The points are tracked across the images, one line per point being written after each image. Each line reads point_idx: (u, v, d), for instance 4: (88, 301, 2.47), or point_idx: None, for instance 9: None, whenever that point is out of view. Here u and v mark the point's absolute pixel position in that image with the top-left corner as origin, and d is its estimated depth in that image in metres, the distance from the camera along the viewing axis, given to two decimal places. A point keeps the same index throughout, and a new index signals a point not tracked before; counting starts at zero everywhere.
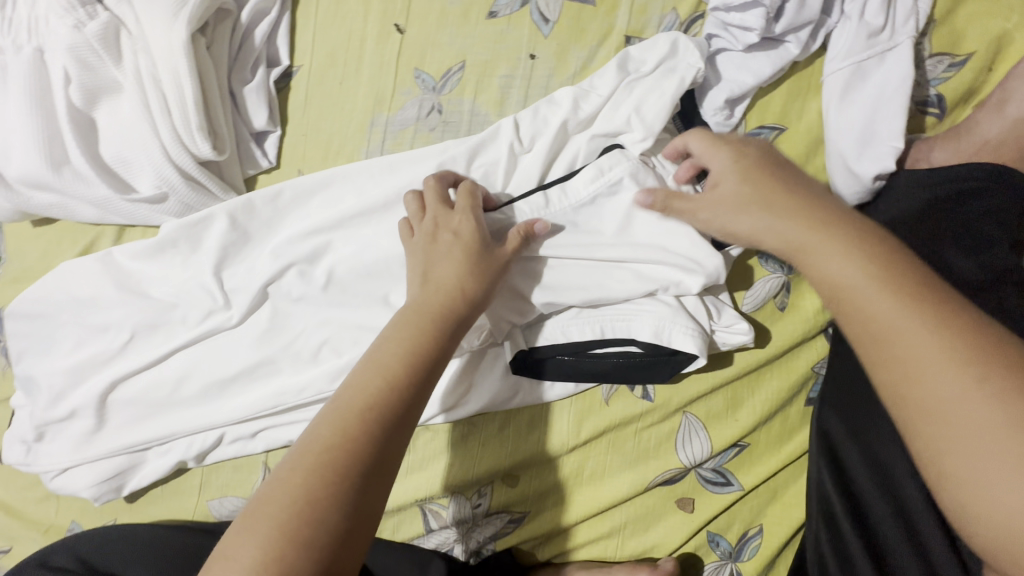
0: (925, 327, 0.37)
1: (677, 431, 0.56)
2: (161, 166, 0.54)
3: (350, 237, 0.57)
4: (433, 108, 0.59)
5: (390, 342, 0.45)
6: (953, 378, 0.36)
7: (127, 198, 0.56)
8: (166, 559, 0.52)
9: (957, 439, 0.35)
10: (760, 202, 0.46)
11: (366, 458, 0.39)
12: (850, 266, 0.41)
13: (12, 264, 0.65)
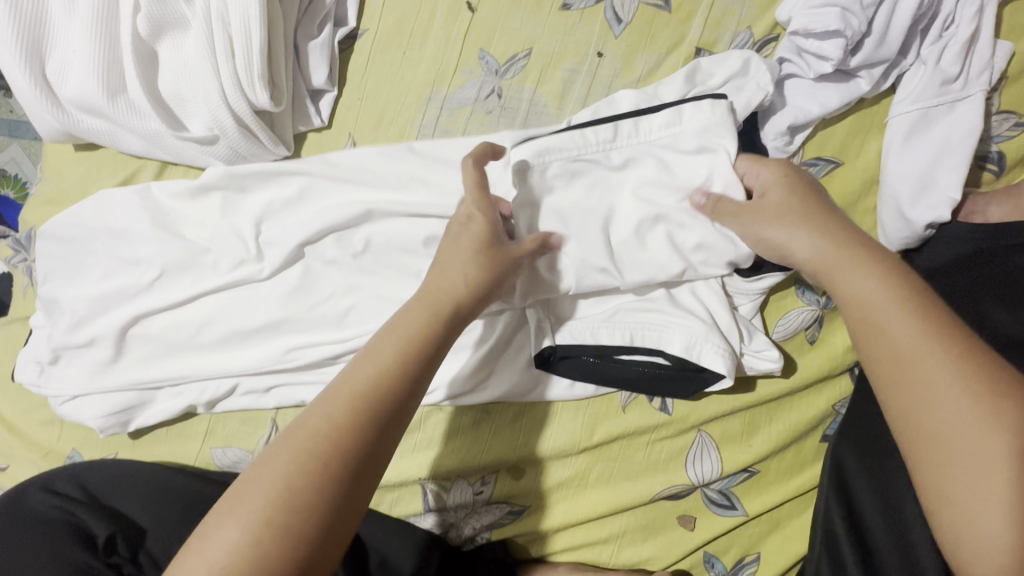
0: (936, 357, 0.38)
1: (689, 448, 0.55)
2: (217, 108, 0.54)
3: (391, 207, 0.57)
4: (494, 91, 0.58)
5: (395, 323, 0.44)
6: (963, 417, 0.36)
7: (178, 135, 0.55)
8: (168, 501, 0.53)
9: (969, 470, 0.36)
10: (802, 214, 0.45)
11: (351, 462, 0.38)
12: (872, 288, 0.41)
13: (48, 186, 0.64)
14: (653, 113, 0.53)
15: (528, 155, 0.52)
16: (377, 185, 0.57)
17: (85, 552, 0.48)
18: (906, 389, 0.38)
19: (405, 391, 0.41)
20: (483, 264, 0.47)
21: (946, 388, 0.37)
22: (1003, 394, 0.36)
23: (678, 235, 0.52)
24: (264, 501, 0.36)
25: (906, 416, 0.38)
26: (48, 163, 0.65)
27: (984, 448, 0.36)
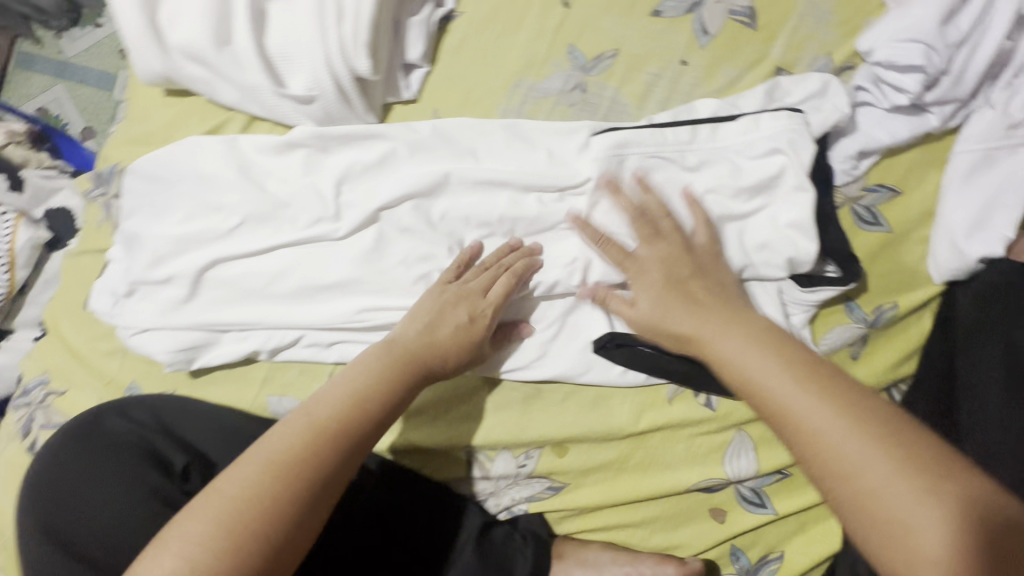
0: (812, 396, 0.43)
1: (727, 445, 0.58)
2: (319, 70, 0.55)
3: (470, 186, 0.60)
4: (578, 85, 0.61)
5: (354, 365, 0.53)
6: (868, 458, 0.40)
7: (278, 92, 0.57)
8: (234, 445, 0.58)
9: (882, 512, 0.39)
10: (685, 299, 0.53)
11: (318, 477, 0.46)
12: (743, 348, 0.48)
13: (134, 126, 0.66)
14: (731, 120, 0.57)
15: (607, 148, 0.58)
16: (454, 167, 0.60)
17: (165, 476, 0.54)
18: (813, 447, 0.42)
19: (373, 418, 0.50)
20: (442, 324, 0.55)
21: (841, 435, 0.41)
22: (868, 415, 0.42)
23: (743, 237, 0.57)
24: (227, 513, 0.43)
25: (822, 473, 0.42)
26: (136, 105, 0.67)
27: (896, 489, 0.39)
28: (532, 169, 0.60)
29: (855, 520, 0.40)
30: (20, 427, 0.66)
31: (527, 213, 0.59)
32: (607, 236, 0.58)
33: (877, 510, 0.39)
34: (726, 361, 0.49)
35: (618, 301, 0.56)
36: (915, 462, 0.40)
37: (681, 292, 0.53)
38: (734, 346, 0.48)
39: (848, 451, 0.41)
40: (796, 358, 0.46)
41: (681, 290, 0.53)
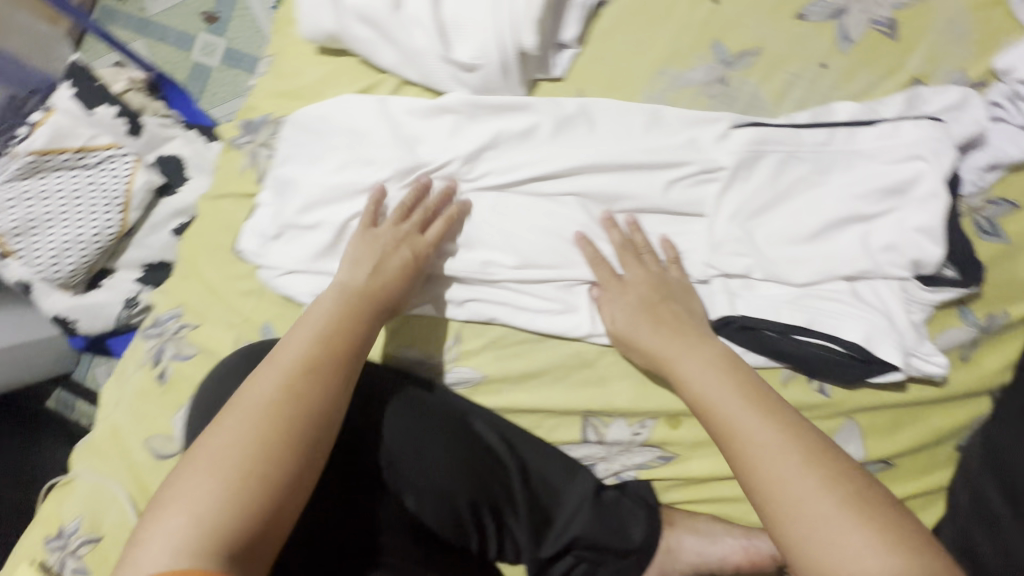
0: (758, 415, 0.48)
1: (837, 431, 0.61)
2: (488, 40, 0.58)
3: (609, 164, 0.63)
4: (721, 78, 0.64)
5: (318, 308, 0.54)
6: (797, 468, 0.44)
7: (444, 57, 0.60)
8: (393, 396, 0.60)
9: (819, 517, 0.42)
10: (650, 311, 0.58)
11: (298, 431, 0.47)
12: (710, 375, 0.52)
13: (285, 81, 0.70)
14: (871, 125, 0.59)
15: (748, 144, 0.60)
16: (595, 149, 0.64)
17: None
18: (757, 476, 0.45)
19: (343, 361, 0.52)
20: (356, 278, 0.57)
21: (781, 463, 0.45)
22: (799, 434, 0.46)
23: (868, 237, 0.58)
24: (219, 465, 0.44)
25: (765, 504, 0.44)
26: (286, 61, 0.70)
27: (832, 521, 0.42)
28: (671, 151, 0.62)
29: (785, 525, 0.43)
30: (151, 357, 0.69)
31: (662, 196, 0.62)
32: (745, 224, 0.60)
33: (811, 515, 0.42)
34: (695, 383, 0.52)
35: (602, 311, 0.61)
36: (847, 485, 0.43)
37: (653, 313, 0.58)
38: (705, 373, 0.52)
39: (784, 461, 0.45)
40: (754, 390, 0.50)
41: (657, 310, 0.58)
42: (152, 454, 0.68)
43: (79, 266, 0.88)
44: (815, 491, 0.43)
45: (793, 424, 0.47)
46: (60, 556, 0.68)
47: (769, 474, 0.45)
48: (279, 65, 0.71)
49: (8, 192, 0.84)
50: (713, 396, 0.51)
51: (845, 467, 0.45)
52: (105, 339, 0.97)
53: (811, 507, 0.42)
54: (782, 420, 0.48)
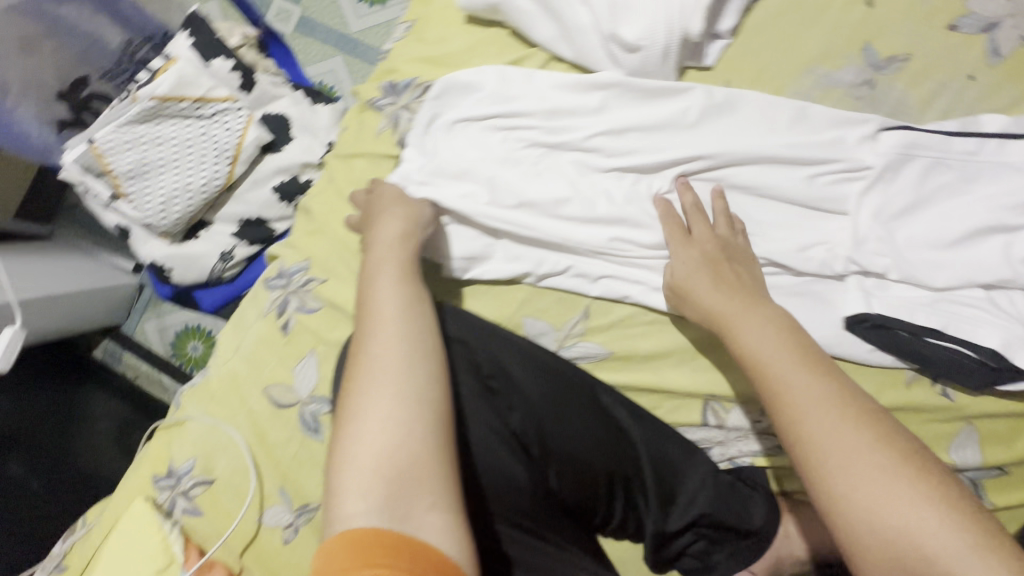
0: (810, 375, 0.47)
1: (955, 435, 0.63)
2: (659, 23, 0.59)
3: (754, 156, 0.63)
4: (868, 81, 0.65)
5: (382, 276, 0.58)
6: (848, 427, 0.44)
7: (609, 36, 0.61)
8: (540, 364, 0.58)
9: (858, 471, 0.42)
10: (711, 269, 0.58)
11: (384, 379, 0.51)
12: (765, 336, 0.51)
13: (431, 47, 0.71)
14: (1020, 139, 0.60)
15: (897, 146, 0.62)
16: (739, 139, 0.64)
17: (476, 377, 0.58)
18: (810, 437, 0.44)
19: (406, 311, 0.55)
20: (407, 251, 0.60)
21: (833, 424, 0.44)
22: (852, 396, 0.46)
23: (1012, 248, 0.59)
24: (353, 438, 0.50)
25: (813, 464, 0.43)
26: (431, 28, 0.72)
27: (880, 482, 0.41)
28: (817, 147, 0.63)
29: (827, 479, 0.43)
30: (275, 307, 0.71)
31: (808, 190, 0.63)
32: (887, 225, 0.62)
33: (852, 471, 0.42)
34: (747, 345, 0.51)
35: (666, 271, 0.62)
36: (893, 445, 0.43)
37: (715, 271, 0.58)
38: (762, 332, 0.51)
39: (833, 422, 0.44)
40: (809, 354, 0.49)
41: (720, 269, 0.58)
42: (271, 403, 0.69)
43: (184, 215, 0.89)
44: (861, 452, 0.42)
45: (848, 389, 0.46)
46: (171, 495, 0.69)
47: (817, 436, 0.44)
48: (424, 31, 0.72)
49: (123, 135, 0.84)
50: (763, 357, 0.50)
51: (906, 436, 0.44)
52: (190, 289, 0.98)
53: (857, 469, 0.42)
54: (841, 385, 0.47)
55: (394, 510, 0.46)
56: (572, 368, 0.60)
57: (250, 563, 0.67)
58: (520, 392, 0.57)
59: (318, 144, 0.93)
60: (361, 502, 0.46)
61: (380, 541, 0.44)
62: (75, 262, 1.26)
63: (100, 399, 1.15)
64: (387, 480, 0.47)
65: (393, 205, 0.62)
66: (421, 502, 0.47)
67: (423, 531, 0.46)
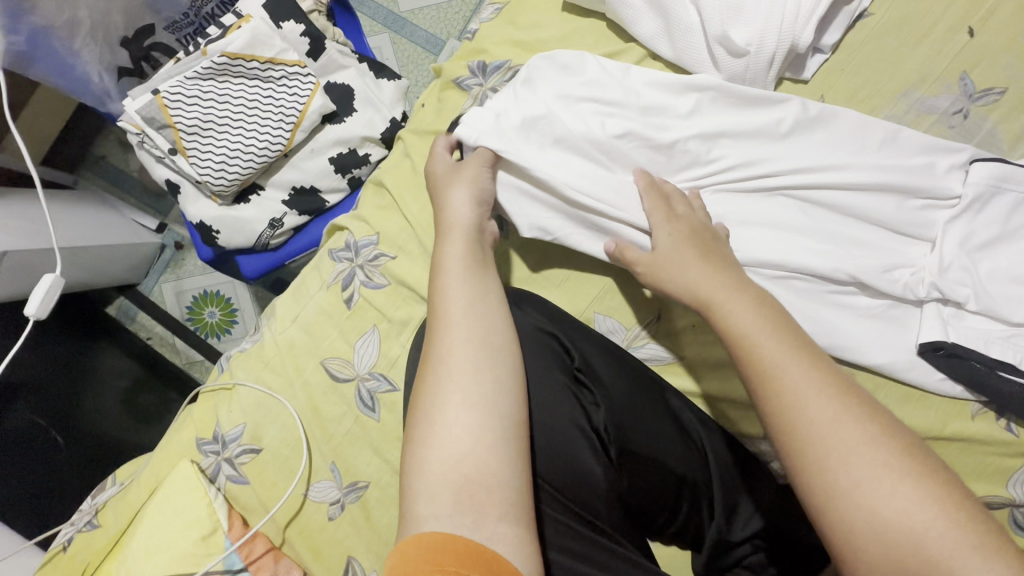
0: (807, 367, 0.48)
1: (1015, 470, 0.62)
2: (770, 31, 0.60)
3: (845, 173, 0.62)
4: (961, 110, 0.65)
5: (449, 273, 0.57)
6: (843, 422, 0.45)
7: (716, 37, 0.61)
8: (623, 362, 0.60)
9: (859, 466, 0.43)
10: (695, 250, 0.57)
11: (450, 381, 0.51)
12: (759, 321, 0.51)
13: (526, 34, 0.71)
14: None
15: (990, 176, 0.61)
16: (831, 155, 0.63)
17: (562, 369, 0.58)
18: (802, 428, 0.45)
19: (468, 308, 0.55)
20: (475, 251, 0.59)
21: (832, 417, 0.45)
22: (844, 388, 0.47)
23: None
24: (421, 441, 0.49)
25: (809, 456, 0.44)
26: (526, 14, 0.72)
27: (874, 479, 0.42)
28: (908, 171, 0.63)
29: (820, 472, 0.44)
30: (340, 279, 0.70)
31: (894, 212, 0.62)
32: (972, 255, 0.61)
33: (848, 464, 0.43)
34: (739, 330, 0.51)
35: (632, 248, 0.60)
36: (886, 437, 0.44)
37: (696, 252, 0.57)
38: (745, 314, 0.52)
39: (827, 415, 0.45)
40: (797, 343, 0.50)
41: (702, 251, 0.57)
42: (328, 375, 0.67)
43: (238, 176, 0.86)
44: (854, 446, 0.43)
45: (839, 380, 0.48)
46: (215, 461, 0.68)
47: (815, 429, 0.45)
48: (519, 19, 0.72)
49: (189, 87, 0.83)
50: (759, 346, 0.49)
51: (892, 426, 0.46)
52: (232, 254, 0.93)
53: (856, 464, 0.43)
54: (829, 376, 0.47)
55: (465, 517, 0.45)
56: (649, 371, 0.62)
57: (293, 537, 0.66)
58: (603, 388, 0.57)
59: (380, 119, 0.92)
60: (431, 505, 0.46)
61: (453, 548, 0.42)
62: (105, 215, 1.23)
63: (112, 357, 1.11)
64: (456, 485, 0.46)
65: (460, 195, 0.60)
66: (492, 507, 0.46)
67: (495, 540, 0.44)
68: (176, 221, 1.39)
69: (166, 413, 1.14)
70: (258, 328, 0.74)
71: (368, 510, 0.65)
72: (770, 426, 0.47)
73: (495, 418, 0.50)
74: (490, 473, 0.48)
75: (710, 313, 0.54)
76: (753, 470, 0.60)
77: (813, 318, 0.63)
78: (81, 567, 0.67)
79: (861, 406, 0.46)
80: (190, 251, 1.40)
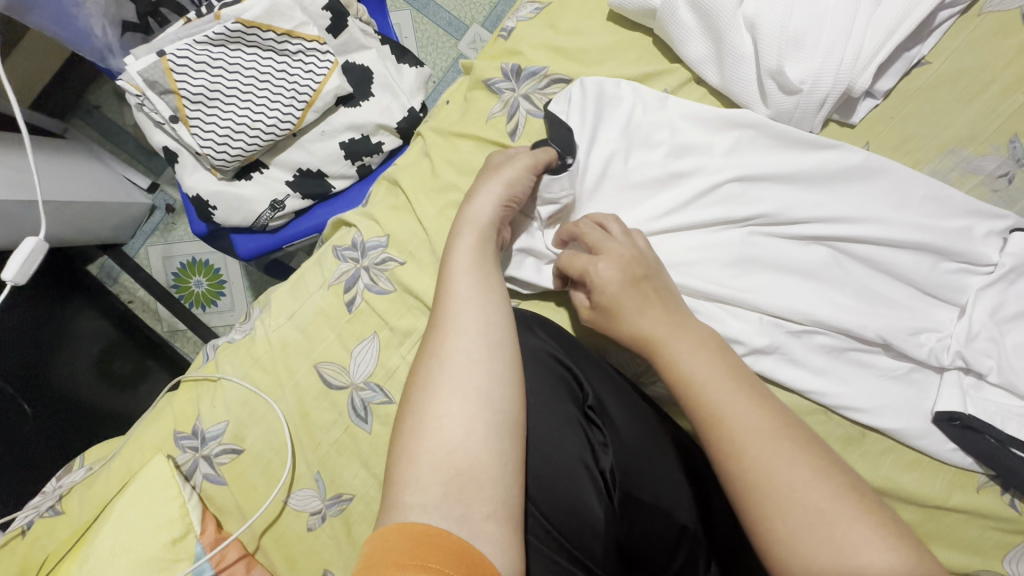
0: (748, 407, 0.47)
1: (1012, 545, 0.61)
2: (829, 70, 0.57)
3: (882, 228, 0.60)
4: (1007, 174, 0.62)
5: (458, 261, 0.55)
6: (788, 463, 0.44)
7: (770, 70, 0.58)
8: (639, 407, 0.57)
9: (806, 506, 0.42)
10: (637, 289, 0.54)
11: (447, 372, 0.50)
12: (698, 354, 0.50)
13: (567, 43, 0.68)
14: None
15: None
16: (872, 207, 0.60)
17: (574, 402, 0.56)
18: (748, 470, 0.44)
19: (471, 298, 0.53)
20: (486, 248, 0.57)
21: (772, 454, 0.44)
22: (786, 425, 0.46)
23: None
24: (412, 430, 0.49)
25: (757, 500, 0.43)
26: (568, 18, 0.69)
27: (815, 523, 0.41)
28: (945, 234, 0.60)
29: (767, 515, 0.43)
30: (343, 279, 0.66)
31: (927, 274, 0.60)
32: (1006, 329, 0.59)
33: (796, 507, 0.42)
34: (676, 375, 0.50)
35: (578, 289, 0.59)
36: (829, 474, 0.43)
37: (643, 295, 0.53)
38: (694, 356, 0.50)
39: (770, 455, 0.44)
40: (742, 380, 0.48)
41: (648, 291, 0.54)
42: (321, 380, 0.64)
43: (242, 153, 0.81)
44: (787, 489, 0.43)
45: (780, 414, 0.47)
46: (192, 458, 0.64)
47: (750, 472, 0.44)
48: (562, 25, 0.69)
49: (197, 52, 0.78)
50: (697, 386, 0.48)
51: (834, 466, 0.44)
52: (227, 231, 0.88)
53: (791, 507, 0.42)
54: (771, 419, 0.46)
55: (452, 509, 0.45)
56: (659, 415, 0.59)
57: (269, 545, 0.63)
58: (614, 428, 0.55)
59: (398, 107, 0.87)
60: (418, 495, 0.46)
61: (439, 543, 0.42)
62: (96, 169, 1.17)
63: (89, 318, 1.07)
64: (445, 477, 0.46)
65: (487, 188, 0.58)
66: (480, 505, 0.45)
67: (480, 539, 0.44)
68: (168, 183, 1.32)
69: (142, 381, 1.08)
70: (250, 319, 0.71)
71: (350, 524, 0.62)
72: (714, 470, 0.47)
73: (488, 409, 0.49)
74: (480, 472, 0.47)
75: (649, 350, 0.52)
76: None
77: (828, 372, 0.61)
78: (41, 555, 0.63)
79: (801, 440, 0.45)
80: (181, 216, 1.33)
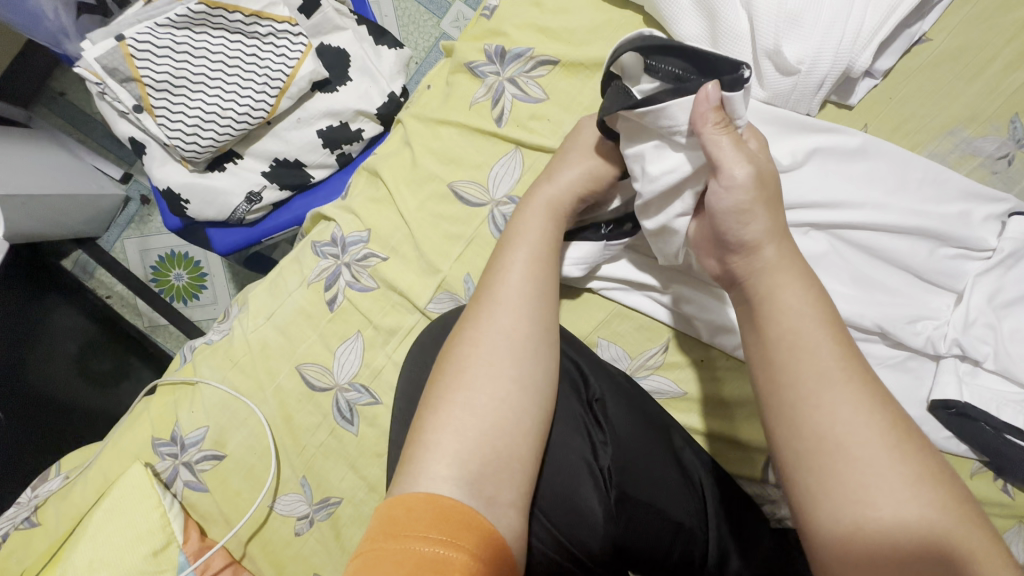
0: (855, 381, 0.39)
1: (1005, 531, 0.60)
2: (826, 51, 0.55)
3: (878, 213, 0.58)
4: (1007, 156, 0.60)
5: (513, 246, 0.53)
6: (885, 459, 0.37)
7: (766, 50, 0.56)
8: (643, 410, 0.57)
9: (897, 507, 0.36)
10: (766, 199, 0.45)
11: (494, 345, 0.47)
12: (808, 303, 0.43)
13: (554, 24, 0.64)
14: None
15: None
16: (871, 191, 0.58)
17: (578, 399, 0.55)
18: (841, 452, 0.38)
19: (518, 275, 0.50)
20: (549, 228, 0.54)
21: (875, 445, 0.37)
22: (894, 414, 0.39)
23: None
24: (453, 399, 0.44)
25: (840, 488, 0.37)
26: None
27: (920, 519, 0.35)
28: (944, 219, 0.58)
29: (848, 506, 0.37)
30: (323, 277, 0.63)
31: (925, 259, 0.58)
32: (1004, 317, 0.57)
33: (885, 504, 0.36)
34: (787, 314, 0.43)
35: (720, 142, 0.44)
36: (936, 482, 0.37)
37: (764, 195, 0.45)
38: (801, 305, 0.43)
39: (869, 446, 0.37)
40: (848, 348, 0.41)
41: (767, 191, 0.45)
42: (304, 382, 0.62)
43: (213, 142, 0.77)
44: (905, 481, 0.36)
45: (890, 405, 0.39)
46: (172, 465, 0.62)
47: (854, 454, 0.37)
48: (550, 3, 0.65)
49: (159, 36, 0.74)
50: (812, 348, 0.41)
51: (945, 470, 0.38)
52: (202, 226, 0.84)
53: (897, 500, 0.36)
54: (879, 398, 0.39)
55: (478, 489, 0.41)
56: (659, 415, 0.59)
57: (255, 552, 0.61)
58: (614, 428, 0.54)
59: (377, 91, 0.82)
60: (455, 467, 0.41)
61: (463, 520, 0.38)
62: (63, 160, 1.11)
63: (66, 315, 1.00)
64: (484, 456, 0.42)
65: (561, 172, 0.56)
66: (507, 491, 0.42)
67: (503, 523, 0.41)
68: (141, 173, 1.26)
69: (122, 378, 1.06)
70: (228, 318, 0.68)
71: (338, 529, 0.60)
72: (798, 444, 0.39)
73: (534, 391, 0.46)
74: (514, 457, 0.43)
75: (758, 288, 0.45)
76: (750, 522, 0.56)
77: None
78: (17, 569, 0.61)
79: (907, 434, 0.38)
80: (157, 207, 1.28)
